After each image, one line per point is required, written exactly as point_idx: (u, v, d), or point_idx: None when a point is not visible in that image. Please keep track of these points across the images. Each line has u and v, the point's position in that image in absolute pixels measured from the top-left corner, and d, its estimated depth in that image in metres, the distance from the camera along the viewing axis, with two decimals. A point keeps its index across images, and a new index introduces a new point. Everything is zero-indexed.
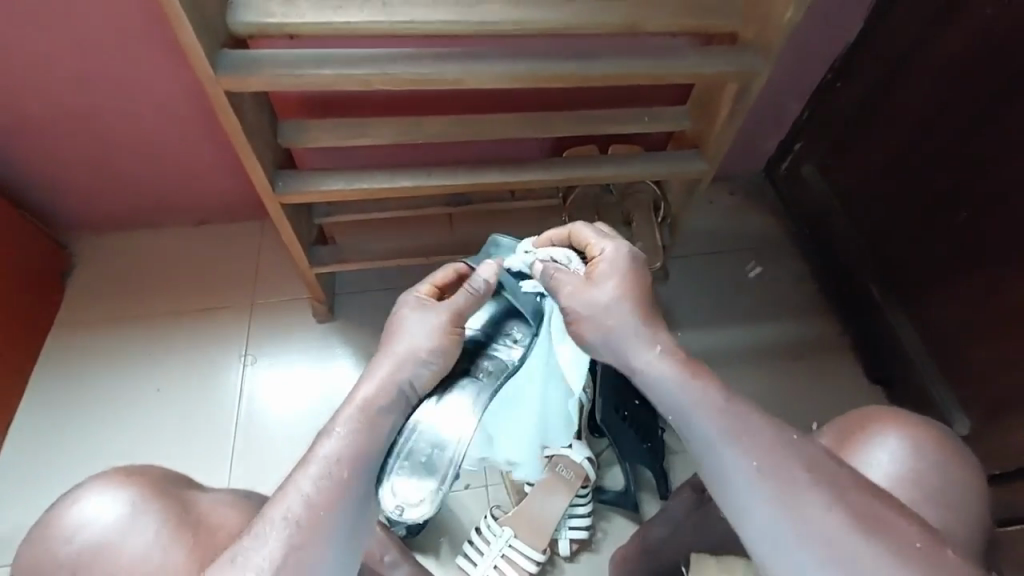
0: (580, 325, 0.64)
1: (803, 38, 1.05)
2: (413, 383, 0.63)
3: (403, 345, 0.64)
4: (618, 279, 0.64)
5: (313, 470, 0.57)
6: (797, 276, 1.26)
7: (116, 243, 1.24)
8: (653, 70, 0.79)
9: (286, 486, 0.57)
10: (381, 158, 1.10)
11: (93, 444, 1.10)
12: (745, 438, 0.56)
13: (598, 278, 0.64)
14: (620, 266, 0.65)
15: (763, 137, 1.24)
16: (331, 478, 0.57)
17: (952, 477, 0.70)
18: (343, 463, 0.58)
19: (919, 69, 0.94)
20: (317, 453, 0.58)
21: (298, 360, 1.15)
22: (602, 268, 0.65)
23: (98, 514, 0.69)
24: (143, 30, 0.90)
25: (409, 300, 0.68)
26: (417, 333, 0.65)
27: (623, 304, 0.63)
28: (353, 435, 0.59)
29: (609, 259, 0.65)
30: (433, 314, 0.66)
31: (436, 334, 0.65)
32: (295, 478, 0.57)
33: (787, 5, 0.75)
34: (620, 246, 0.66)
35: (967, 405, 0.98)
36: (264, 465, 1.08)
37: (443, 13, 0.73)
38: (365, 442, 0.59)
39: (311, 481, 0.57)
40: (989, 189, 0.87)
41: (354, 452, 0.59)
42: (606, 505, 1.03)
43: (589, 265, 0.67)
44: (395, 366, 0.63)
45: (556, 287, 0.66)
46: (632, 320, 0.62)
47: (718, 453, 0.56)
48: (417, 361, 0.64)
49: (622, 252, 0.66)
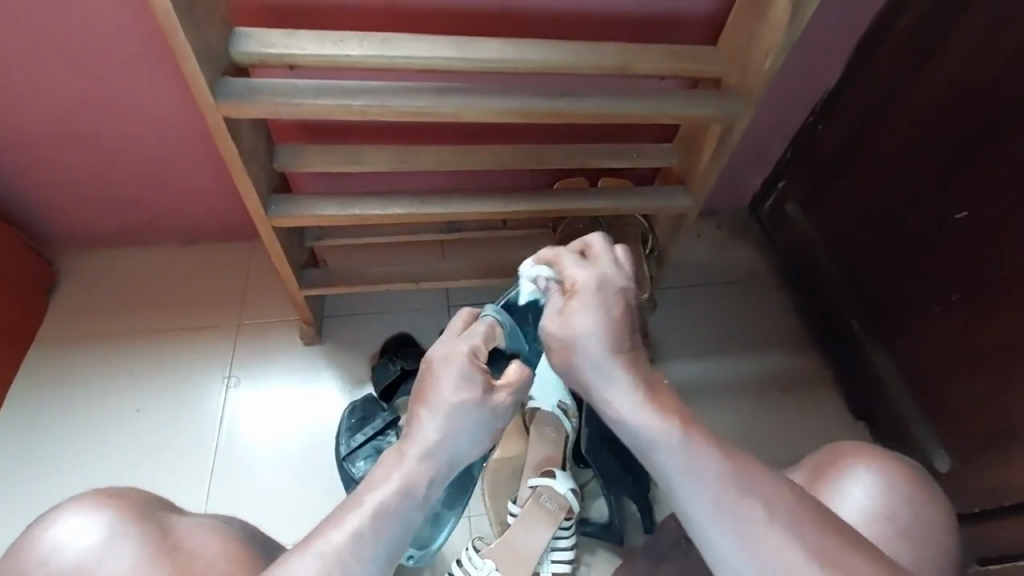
0: (555, 351, 0.65)
1: (785, 84, 1.11)
2: (457, 455, 0.64)
3: (462, 425, 0.63)
4: (596, 311, 0.63)
5: (354, 540, 0.56)
6: (781, 311, 1.28)
7: (105, 259, 1.23)
8: (641, 110, 0.83)
9: (315, 548, 0.55)
10: (374, 184, 1.12)
11: (66, 466, 1.06)
12: (700, 469, 0.57)
13: (576, 309, 0.64)
14: (594, 293, 0.64)
15: (747, 175, 1.28)
16: (373, 554, 0.56)
17: (927, 513, 0.71)
18: (387, 540, 0.57)
19: (898, 117, 0.99)
20: (360, 523, 0.57)
21: (280, 382, 1.14)
22: (578, 300, 0.64)
23: (74, 538, 0.67)
24: (147, 53, 0.91)
25: (463, 371, 0.65)
26: (479, 412, 0.64)
27: (597, 340, 0.63)
28: (401, 513, 0.59)
29: (584, 290, 0.64)
30: (494, 400, 0.65)
31: (495, 420, 0.66)
32: (331, 540, 0.56)
33: (767, 55, 0.79)
34: (595, 274, 0.65)
35: (945, 443, 1.00)
36: (245, 490, 1.05)
37: (439, 49, 0.76)
38: (406, 516, 0.59)
39: (352, 552, 0.56)
40: (968, 230, 0.91)
41: (398, 529, 0.58)
42: (589, 538, 1.02)
43: (569, 292, 0.66)
44: (450, 446, 0.63)
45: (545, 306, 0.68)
46: (602, 355, 0.62)
47: (682, 489, 0.57)
48: (470, 437, 0.64)
49: (596, 282, 0.65)
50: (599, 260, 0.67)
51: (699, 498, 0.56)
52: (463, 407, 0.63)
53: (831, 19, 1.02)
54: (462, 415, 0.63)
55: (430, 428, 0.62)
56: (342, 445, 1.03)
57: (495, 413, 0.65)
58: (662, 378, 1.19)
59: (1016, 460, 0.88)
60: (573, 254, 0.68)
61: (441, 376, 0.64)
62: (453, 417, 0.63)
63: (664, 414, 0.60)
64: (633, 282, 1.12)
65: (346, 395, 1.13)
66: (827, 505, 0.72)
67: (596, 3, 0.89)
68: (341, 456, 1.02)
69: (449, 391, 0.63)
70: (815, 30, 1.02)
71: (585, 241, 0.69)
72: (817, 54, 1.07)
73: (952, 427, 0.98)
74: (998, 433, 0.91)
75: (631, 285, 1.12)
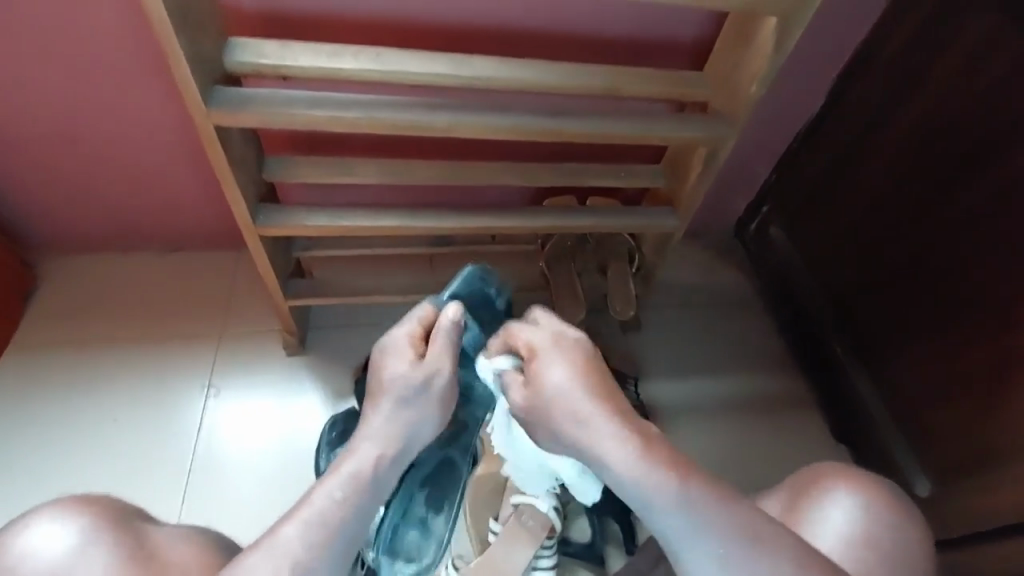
0: (536, 426, 0.69)
1: (771, 110, 1.13)
2: (406, 438, 0.69)
3: (406, 405, 0.70)
4: (555, 368, 0.67)
5: (306, 527, 0.60)
6: (766, 334, 1.29)
7: (84, 265, 1.21)
8: (629, 131, 0.85)
9: (271, 534, 0.60)
10: (363, 196, 1.12)
11: (33, 476, 1.03)
12: (701, 520, 0.58)
13: (537, 374, 0.67)
14: (551, 353, 0.68)
15: (734, 198, 1.30)
16: (327, 540, 0.60)
17: (907, 536, 0.71)
18: (341, 527, 0.61)
19: (883, 142, 1.02)
20: (313, 511, 0.61)
21: (263, 394, 1.12)
22: (538, 362, 0.68)
23: (44, 544, 0.66)
24: (137, 59, 0.91)
25: (400, 352, 0.73)
26: (417, 388, 0.70)
27: (568, 390, 0.65)
28: (353, 498, 0.63)
29: (541, 351, 0.69)
30: (432, 374, 0.71)
31: (436, 392, 0.71)
32: (283, 531, 0.60)
33: (752, 81, 0.82)
34: (546, 335, 0.70)
35: (925, 467, 1.01)
36: (220, 504, 1.03)
37: (433, 66, 0.77)
38: (359, 500, 0.63)
39: (304, 540, 0.59)
40: (950, 256, 0.93)
41: (352, 515, 0.62)
42: (570, 558, 1.00)
43: (528, 363, 0.69)
44: (396, 427, 0.69)
45: (506, 390, 0.71)
46: (575, 409, 0.64)
47: (683, 546, 0.59)
48: (415, 418, 0.70)
49: (549, 339, 0.70)
50: (545, 325, 0.72)
51: (702, 552, 0.58)
52: (403, 388, 0.70)
53: (816, 48, 1.05)
54: (401, 394, 0.70)
55: (376, 417, 0.69)
56: (322, 459, 1.01)
57: (434, 382, 0.71)
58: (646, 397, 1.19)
59: (1001, 481, 0.90)
60: (521, 324, 0.73)
61: (381, 366, 0.73)
62: (396, 399, 0.70)
63: (659, 463, 0.61)
64: (618, 298, 1.13)
65: (328, 408, 1.12)
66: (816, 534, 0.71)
67: (584, 25, 0.92)
68: (321, 471, 1.00)
69: (389, 375, 0.71)
70: (800, 59, 1.06)
71: (530, 312, 0.74)
72: (799, 83, 1.10)
73: (935, 450, 0.99)
74: (984, 455, 0.92)
75: (617, 301, 1.13)
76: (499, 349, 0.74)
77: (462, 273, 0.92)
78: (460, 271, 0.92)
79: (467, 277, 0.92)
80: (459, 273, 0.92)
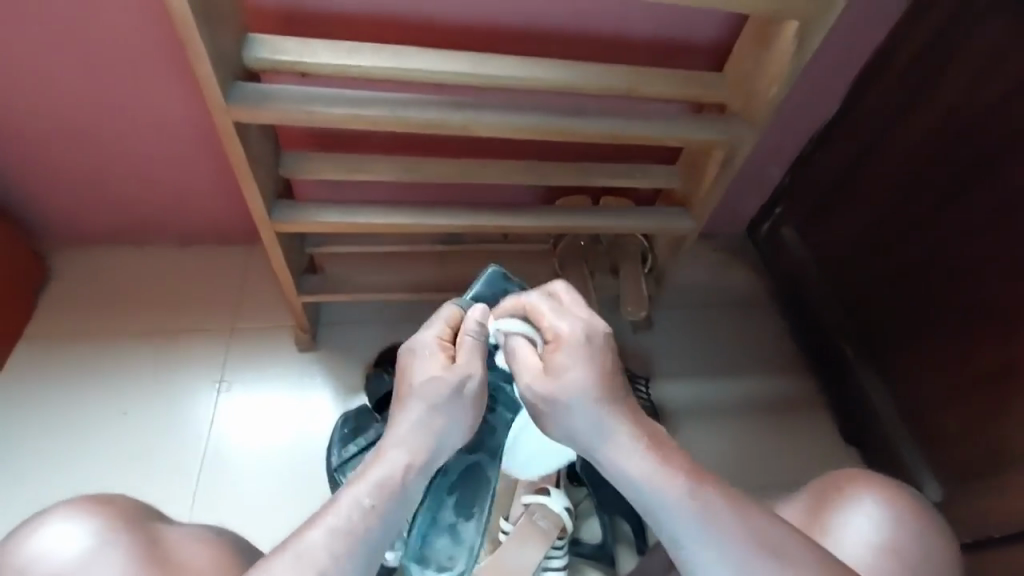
0: (546, 417, 0.67)
1: (788, 111, 1.13)
2: (436, 447, 0.67)
3: (436, 411, 0.67)
4: (579, 367, 0.65)
5: (332, 538, 0.59)
6: (776, 335, 1.29)
7: (97, 258, 1.21)
8: (646, 133, 0.84)
9: (296, 540, 0.59)
10: (376, 193, 1.12)
11: (46, 468, 1.04)
12: (713, 527, 0.59)
13: (560, 367, 0.65)
14: (579, 347, 0.66)
15: (746, 199, 1.30)
16: (353, 550, 0.59)
17: (921, 542, 0.71)
18: (366, 538, 0.60)
19: (896, 146, 1.02)
20: (338, 520, 0.60)
21: (272, 390, 1.12)
22: (562, 353, 0.66)
23: (57, 545, 0.67)
24: (154, 54, 0.91)
25: (429, 352, 0.70)
26: (448, 394, 0.68)
27: (588, 393, 0.64)
28: (381, 509, 0.62)
29: (569, 343, 0.66)
30: (462, 380, 0.68)
31: (467, 400, 0.68)
32: (309, 539, 0.59)
33: (772, 84, 0.81)
34: (574, 325, 0.67)
35: (935, 471, 1.01)
36: (231, 498, 1.03)
37: (453, 64, 0.77)
38: (386, 510, 0.62)
39: (327, 552, 0.58)
40: (964, 260, 0.93)
41: (378, 525, 0.61)
42: (581, 558, 1.00)
43: (549, 348, 0.67)
44: (427, 435, 0.67)
45: (515, 363, 0.69)
46: (597, 413, 0.64)
47: (693, 549, 0.59)
48: (446, 426, 0.68)
49: (577, 331, 0.67)
50: (571, 311, 0.69)
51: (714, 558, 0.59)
52: (433, 393, 0.67)
53: (834, 50, 1.04)
54: (433, 400, 0.67)
55: (406, 422, 0.67)
56: (333, 456, 1.01)
57: (467, 391, 0.68)
58: (656, 397, 1.19)
59: (1008, 487, 0.90)
60: (545, 302, 0.69)
61: (411, 368, 0.70)
62: (427, 405, 0.67)
63: (672, 467, 0.62)
64: (630, 298, 1.14)
65: (339, 404, 1.12)
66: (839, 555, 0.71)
67: (601, 24, 0.91)
68: (332, 468, 1.00)
69: (420, 376, 0.68)
70: (817, 61, 1.05)
71: (552, 287, 0.71)
72: (815, 84, 1.09)
73: (942, 456, 1.00)
74: (995, 460, 0.91)
75: (629, 301, 1.14)
76: (511, 312, 0.70)
77: (485, 273, 0.82)
78: (483, 270, 0.83)
79: (490, 277, 0.83)
80: (483, 273, 0.83)
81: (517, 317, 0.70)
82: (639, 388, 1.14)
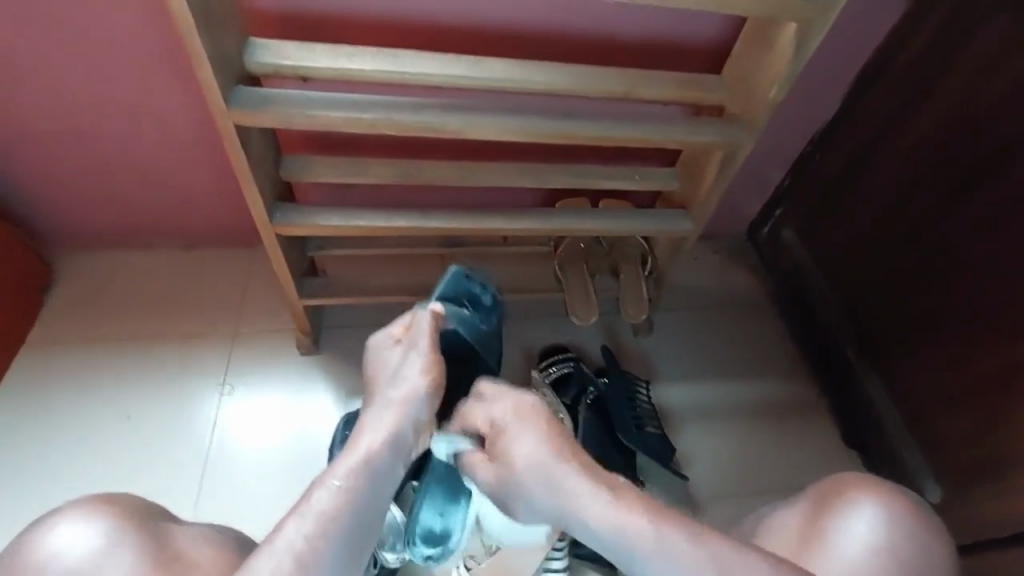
0: (517, 500, 0.72)
1: (788, 114, 1.12)
2: (403, 426, 0.71)
3: (392, 389, 0.74)
4: (523, 440, 0.71)
5: (306, 523, 0.61)
6: (777, 337, 1.28)
7: (99, 262, 1.22)
8: (644, 134, 0.84)
9: (277, 531, 0.61)
10: (376, 197, 1.12)
11: (50, 469, 1.05)
12: (677, 554, 0.61)
13: (510, 451, 0.71)
14: (518, 424, 0.72)
15: (748, 200, 1.29)
16: (329, 532, 0.61)
17: (925, 546, 0.71)
18: (342, 519, 0.62)
19: (897, 146, 1.02)
20: (310, 505, 0.62)
21: (278, 392, 1.13)
22: (507, 440, 0.72)
23: (71, 544, 0.67)
24: (157, 58, 0.92)
25: (386, 341, 0.80)
26: (395, 374, 0.76)
27: (540, 465, 0.69)
28: (352, 489, 0.64)
29: (505, 428, 0.73)
30: (413, 358, 0.76)
31: (416, 372, 0.75)
32: (285, 530, 0.60)
33: (771, 85, 0.82)
34: (505, 407, 0.74)
35: (939, 473, 1.00)
36: (233, 501, 1.04)
37: (451, 68, 0.78)
38: (360, 491, 0.64)
39: (304, 536, 0.60)
40: (961, 262, 0.93)
41: (352, 507, 0.63)
42: (582, 561, 1.00)
43: (494, 441, 0.74)
44: (390, 415, 0.72)
45: (473, 468, 0.76)
46: (547, 476, 0.68)
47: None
48: (410, 402, 0.73)
49: (508, 413, 0.74)
50: (494, 396, 0.76)
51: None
52: (388, 376, 0.76)
53: (834, 51, 1.04)
54: (387, 383, 0.76)
55: (373, 411, 0.73)
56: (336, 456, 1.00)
57: (421, 366, 0.75)
58: (657, 399, 1.19)
59: (1013, 489, 0.89)
60: (475, 400, 0.77)
61: (377, 360, 0.80)
62: (387, 385, 0.75)
63: (624, 507, 0.65)
64: (630, 301, 1.13)
65: (339, 407, 1.12)
66: (811, 552, 0.71)
67: (600, 28, 0.91)
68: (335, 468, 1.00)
69: (382, 367, 0.78)
70: (818, 61, 1.05)
71: (478, 386, 0.78)
72: (815, 86, 1.09)
73: (947, 458, 0.99)
74: (998, 462, 0.91)
75: (629, 305, 1.13)
76: (458, 428, 0.78)
77: (448, 273, 0.92)
78: (448, 271, 0.93)
79: (453, 276, 0.93)
80: (444, 273, 0.93)
81: (455, 431, 0.79)
82: (640, 389, 1.14)
